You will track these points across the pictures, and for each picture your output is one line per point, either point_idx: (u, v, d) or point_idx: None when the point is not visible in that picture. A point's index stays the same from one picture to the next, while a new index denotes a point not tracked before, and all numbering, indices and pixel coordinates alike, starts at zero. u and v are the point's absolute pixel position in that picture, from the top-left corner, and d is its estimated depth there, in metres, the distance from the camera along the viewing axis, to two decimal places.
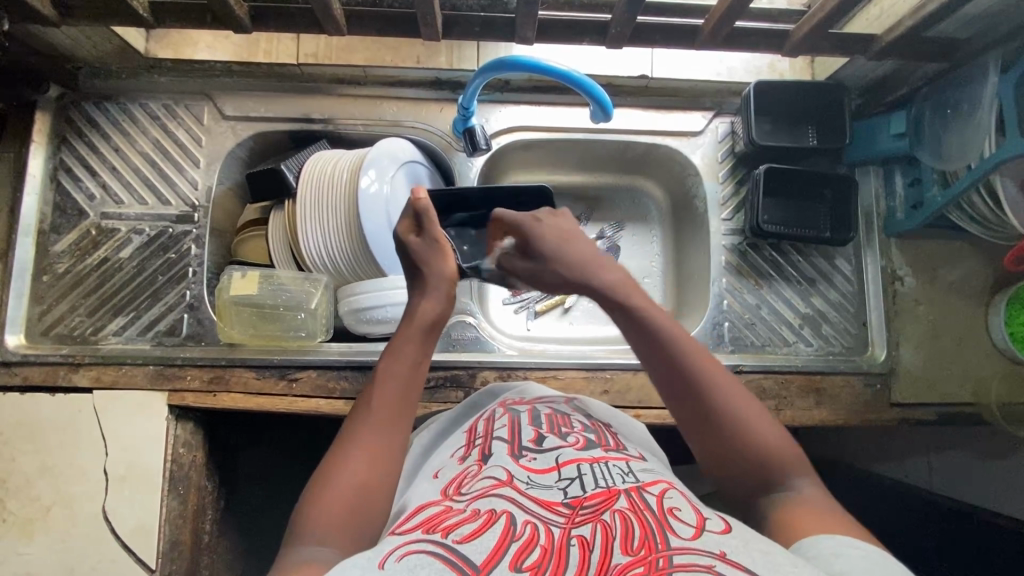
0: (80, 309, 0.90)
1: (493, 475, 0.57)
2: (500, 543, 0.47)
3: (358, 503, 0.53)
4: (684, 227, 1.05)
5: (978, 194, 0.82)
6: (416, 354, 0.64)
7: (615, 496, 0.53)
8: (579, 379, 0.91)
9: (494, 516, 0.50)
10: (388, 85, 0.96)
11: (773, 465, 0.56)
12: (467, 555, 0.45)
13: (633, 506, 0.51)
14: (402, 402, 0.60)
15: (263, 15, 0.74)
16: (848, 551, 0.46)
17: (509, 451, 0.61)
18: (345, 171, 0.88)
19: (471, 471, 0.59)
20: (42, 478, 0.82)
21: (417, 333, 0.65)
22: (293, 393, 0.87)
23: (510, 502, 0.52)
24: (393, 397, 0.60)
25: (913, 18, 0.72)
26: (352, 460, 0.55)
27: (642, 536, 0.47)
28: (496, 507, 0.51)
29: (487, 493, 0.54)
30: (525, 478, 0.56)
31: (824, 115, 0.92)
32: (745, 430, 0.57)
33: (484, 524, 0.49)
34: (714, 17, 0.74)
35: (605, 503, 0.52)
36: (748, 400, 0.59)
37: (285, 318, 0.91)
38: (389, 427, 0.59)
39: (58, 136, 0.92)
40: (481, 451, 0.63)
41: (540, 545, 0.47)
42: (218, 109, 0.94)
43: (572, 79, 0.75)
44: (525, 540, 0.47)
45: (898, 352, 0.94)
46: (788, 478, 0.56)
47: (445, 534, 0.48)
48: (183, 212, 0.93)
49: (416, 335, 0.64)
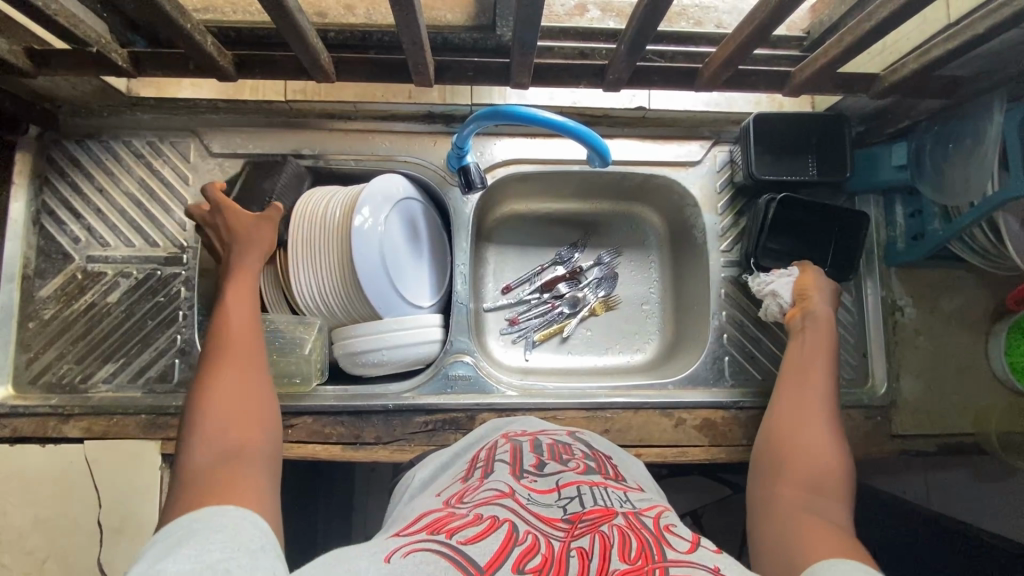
0: (68, 356, 0.88)
1: (495, 488, 0.57)
2: (503, 546, 0.46)
3: (238, 402, 0.64)
4: (684, 256, 1.03)
5: (981, 229, 0.81)
6: (251, 283, 0.77)
7: (613, 513, 0.53)
8: (579, 419, 0.90)
9: (496, 523, 0.50)
10: (380, 119, 0.93)
11: (811, 492, 0.64)
12: (471, 555, 0.45)
13: (631, 524, 0.51)
14: (250, 319, 0.73)
15: (248, 63, 0.71)
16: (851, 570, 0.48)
17: (510, 471, 0.61)
18: (338, 213, 0.86)
19: (472, 486, 0.59)
20: (33, 533, 0.80)
21: (242, 275, 0.77)
22: (288, 440, 0.86)
23: (510, 513, 0.52)
24: (237, 334, 0.71)
25: (917, 62, 0.70)
26: (219, 376, 0.66)
27: (639, 547, 0.47)
28: (498, 515, 0.51)
29: (490, 502, 0.54)
30: (526, 494, 0.56)
31: (825, 146, 0.90)
32: (807, 447, 0.70)
33: (486, 529, 0.49)
34: (715, 61, 0.72)
35: (602, 517, 0.52)
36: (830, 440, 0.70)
37: (277, 364, 0.87)
38: (241, 343, 0.70)
39: (40, 178, 0.89)
40: (484, 470, 0.63)
41: (541, 553, 0.46)
42: (204, 146, 0.91)
43: (567, 128, 0.73)
44: (527, 546, 0.47)
45: (898, 384, 0.94)
46: (816, 504, 0.62)
47: (450, 536, 0.48)
48: (171, 254, 0.90)
49: (253, 262, 0.79)
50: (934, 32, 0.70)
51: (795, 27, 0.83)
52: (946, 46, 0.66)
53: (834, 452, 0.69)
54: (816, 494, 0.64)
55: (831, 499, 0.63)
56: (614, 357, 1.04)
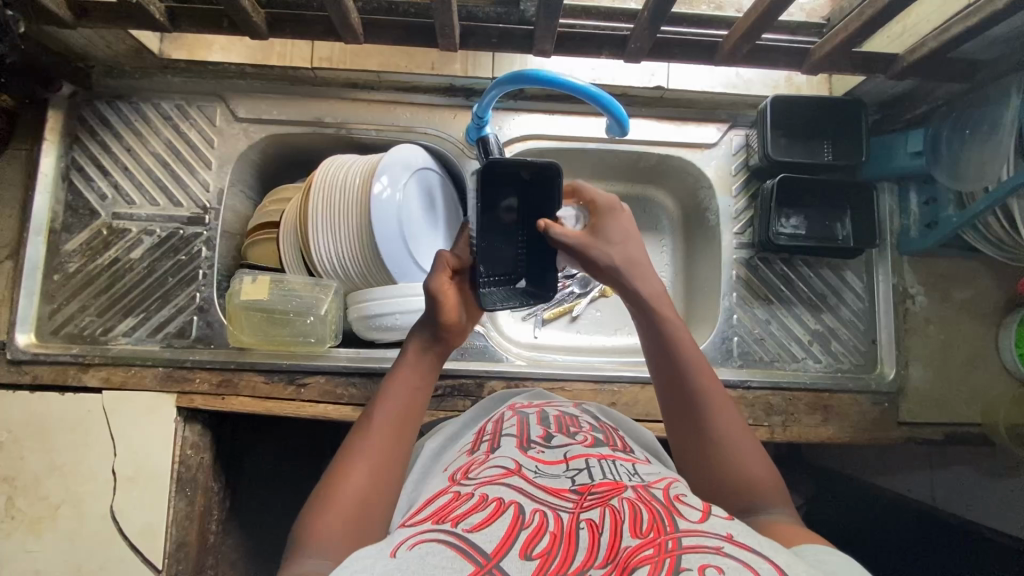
0: (90, 309, 0.90)
1: (500, 464, 0.53)
2: (509, 531, 0.43)
3: (369, 493, 0.52)
4: (696, 239, 1.04)
5: (994, 216, 0.81)
6: (416, 382, 0.62)
7: (623, 486, 0.49)
8: (587, 391, 0.91)
9: (501, 507, 0.46)
10: (402, 91, 0.95)
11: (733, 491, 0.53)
12: (477, 542, 0.42)
13: (641, 497, 0.47)
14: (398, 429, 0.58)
15: (281, 21, 0.75)
16: (828, 556, 0.43)
17: (517, 444, 0.58)
18: (358, 178, 0.88)
19: (478, 459, 0.56)
20: (51, 477, 0.82)
21: (410, 369, 0.62)
22: (301, 399, 0.88)
23: (516, 492, 0.48)
24: (401, 405, 0.60)
25: (938, 40, 0.72)
26: (353, 464, 0.54)
27: (650, 520, 0.44)
28: (504, 496, 0.47)
29: (495, 481, 0.50)
30: (533, 467, 0.53)
31: (840, 132, 0.92)
32: (728, 450, 0.55)
33: (492, 514, 0.45)
34: (735, 35, 0.74)
35: (612, 490, 0.48)
36: (740, 430, 0.57)
37: (293, 323, 0.90)
38: (396, 421, 0.58)
39: (71, 135, 0.92)
40: (490, 444, 0.59)
41: (550, 531, 0.43)
42: (231, 110, 0.93)
43: (589, 94, 0.76)
44: (535, 527, 0.43)
45: (906, 371, 0.94)
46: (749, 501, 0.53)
47: (456, 523, 0.44)
48: (194, 214, 0.92)
49: (419, 365, 0.63)
50: (955, 12, 0.71)
51: (814, 14, 0.83)
52: (963, 23, 0.69)
53: (735, 443, 0.55)
54: (743, 492, 0.53)
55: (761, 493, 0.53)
56: (623, 338, 1.05)
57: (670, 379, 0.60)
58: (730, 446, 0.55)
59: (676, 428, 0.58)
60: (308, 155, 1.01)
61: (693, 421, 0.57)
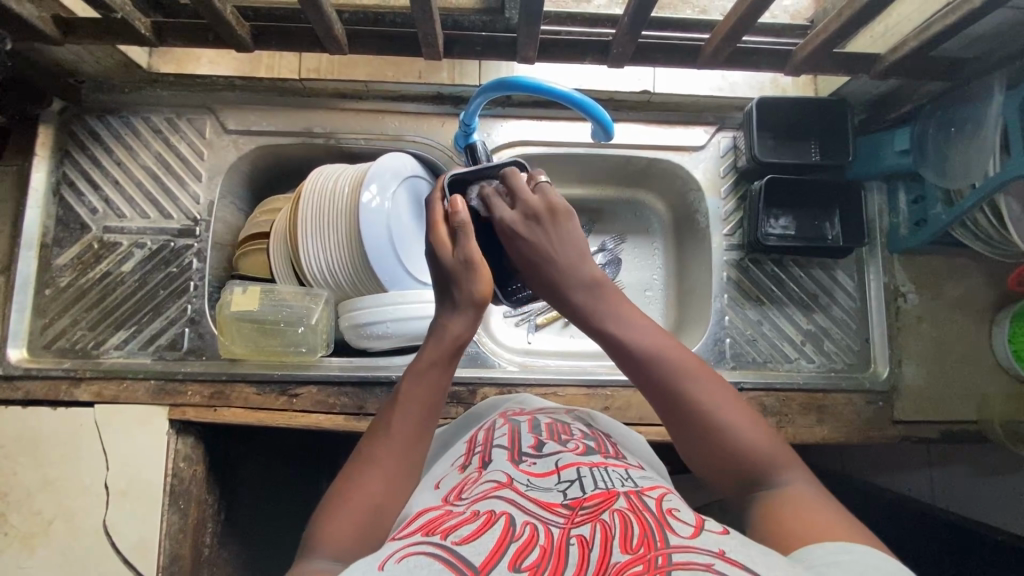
0: (82, 322, 0.90)
1: (493, 479, 0.53)
2: (498, 544, 0.42)
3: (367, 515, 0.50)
4: (687, 241, 1.04)
5: (982, 212, 0.81)
6: (438, 378, 0.58)
7: (615, 496, 0.48)
8: (579, 396, 0.91)
9: (493, 517, 0.46)
10: (391, 100, 0.96)
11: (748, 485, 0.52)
12: (466, 554, 0.41)
13: (633, 506, 0.46)
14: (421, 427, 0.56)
15: (266, 34, 0.76)
16: (838, 557, 0.41)
17: (509, 458, 0.57)
18: (347, 188, 0.87)
19: (472, 478, 0.54)
20: (43, 492, 0.82)
21: (428, 361, 0.58)
22: (293, 408, 0.87)
23: (507, 505, 0.48)
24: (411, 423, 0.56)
25: (917, 40, 0.72)
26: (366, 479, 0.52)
27: (640, 534, 0.42)
28: (495, 509, 0.47)
29: (487, 496, 0.49)
30: (524, 480, 0.52)
31: (827, 131, 0.92)
32: (725, 440, 0.53)
33: (483, 525, 0.45)
34: (716, 38, 0.74)
35: (604, 502, 0.47)
36: (728, 401, 0.54)
37: (285, 333, 0.91)
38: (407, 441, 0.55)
39: (62, 150, 0.92)
40: (482, 459, 0.58)
41: (540, 545, 0.43)
42: (220, 123, 0.94)
43: (573, 100, 0.76)
44: (525, 540, 0.43)
45: (900, 369, 0.93)
46: (762, 479, 0.51)
47: (445, 536, 0.44)
48: (184, 225, 0.93)
49: (438, 359, 0.58)
50: (935, 10, 0.72)
51: (799, 15, 0.85)
52: (942, 22, 0.69)
53: (729, 429, 0.53)
54: (753, 487, 0.52)
55: (776, 469, 0.52)
56: None
57: (641, 375, 0.56)
58: (722, 419, 0.53)
59: (676, 426, 0.55)
60: (298, 165, 1.02)
61: (678, 413, 0.54)
